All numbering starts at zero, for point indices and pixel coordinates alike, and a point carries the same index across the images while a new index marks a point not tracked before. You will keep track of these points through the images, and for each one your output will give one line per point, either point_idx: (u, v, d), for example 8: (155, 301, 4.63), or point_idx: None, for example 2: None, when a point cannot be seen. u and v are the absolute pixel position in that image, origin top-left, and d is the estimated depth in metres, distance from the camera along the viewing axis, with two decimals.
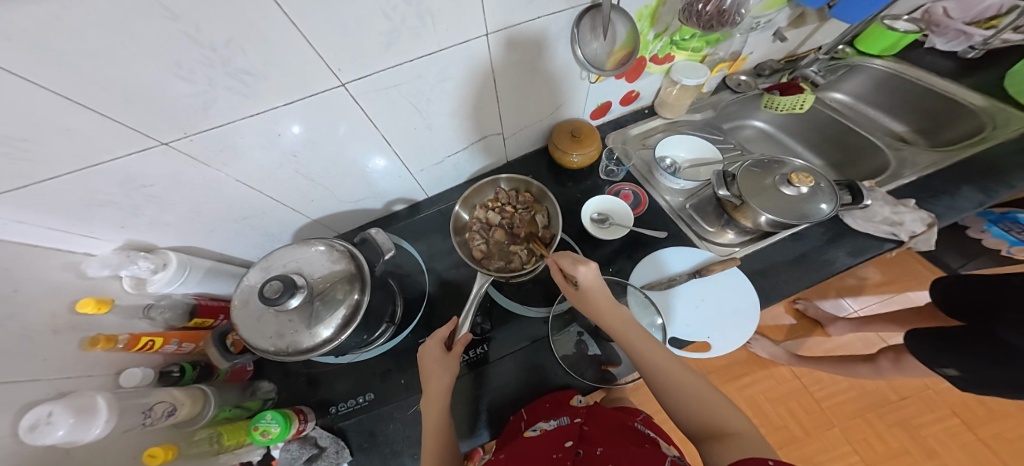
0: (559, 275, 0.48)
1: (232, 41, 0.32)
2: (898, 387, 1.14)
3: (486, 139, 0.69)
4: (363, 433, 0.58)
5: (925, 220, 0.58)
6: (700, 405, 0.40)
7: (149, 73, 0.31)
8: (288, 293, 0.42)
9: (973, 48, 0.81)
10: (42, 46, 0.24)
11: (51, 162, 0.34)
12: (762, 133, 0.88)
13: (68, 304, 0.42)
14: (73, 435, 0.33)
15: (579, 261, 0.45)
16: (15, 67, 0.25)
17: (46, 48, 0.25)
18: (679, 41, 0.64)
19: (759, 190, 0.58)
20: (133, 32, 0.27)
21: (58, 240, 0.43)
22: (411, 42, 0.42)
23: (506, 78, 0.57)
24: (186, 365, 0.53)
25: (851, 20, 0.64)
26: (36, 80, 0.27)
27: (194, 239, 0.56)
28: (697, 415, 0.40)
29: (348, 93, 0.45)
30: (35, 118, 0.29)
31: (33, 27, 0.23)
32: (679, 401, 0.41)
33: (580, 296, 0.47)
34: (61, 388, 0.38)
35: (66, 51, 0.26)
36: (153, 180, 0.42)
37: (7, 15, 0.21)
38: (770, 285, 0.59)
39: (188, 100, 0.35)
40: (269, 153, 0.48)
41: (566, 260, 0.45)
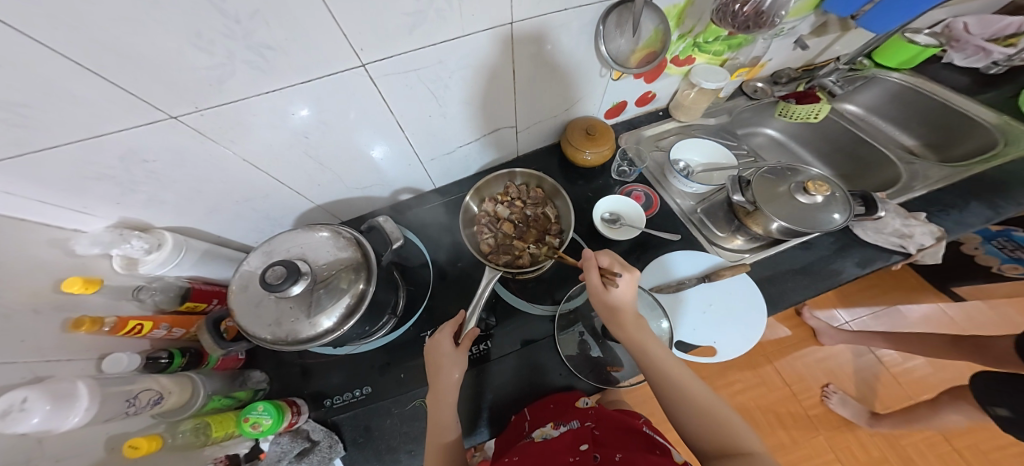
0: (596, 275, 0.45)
1: (256, 13, 0.30)
2: (883, 397, 1.18)
3: (500, 132, 0.67)
4: (358, 427, 0.56)
5: (933, 233, 0.58)
6: (713, 419, 0.40)
7: (166, 42, 0.29)
8: (292, 280, 0.40)
9: (996, 64, 0.81)
10: (57, 3, 0.22)
11: (49, 131, 0.31)
12: (773, 141, 0.88)
13: (53, 283, 0.39)
14: (49, 424, 0.31)
15: (627, 266, 0.45)
16: (29, 28, 0.23)
17: (61, 7, 0.22)
18: (702, 44, 0.63)
19: (774, 196, 0.58)
20: None
21: (50, 215, 0.40)
22: (438, 25, 0.40)
23: (525, 70, 0.55)
24: (174, 351, 0.50)
25: (876, 30, 0.64)
26: (46, 43, 0.25)
27: (191, 220, 0.53)
28: (710, 431, 0.40)
29: (367, 75, 0.43)
30: (37, 82, 0.27)
31: None
32: (690, 412, 0.41)
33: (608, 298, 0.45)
34: (38, 373, 0.35)
35: (80, 10, 0.23)
36: (156, 155, 0.40)
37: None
38: (777, 292, 0.59)
39: (204, 73, 0.33)
40: (279, 133, 0.46)
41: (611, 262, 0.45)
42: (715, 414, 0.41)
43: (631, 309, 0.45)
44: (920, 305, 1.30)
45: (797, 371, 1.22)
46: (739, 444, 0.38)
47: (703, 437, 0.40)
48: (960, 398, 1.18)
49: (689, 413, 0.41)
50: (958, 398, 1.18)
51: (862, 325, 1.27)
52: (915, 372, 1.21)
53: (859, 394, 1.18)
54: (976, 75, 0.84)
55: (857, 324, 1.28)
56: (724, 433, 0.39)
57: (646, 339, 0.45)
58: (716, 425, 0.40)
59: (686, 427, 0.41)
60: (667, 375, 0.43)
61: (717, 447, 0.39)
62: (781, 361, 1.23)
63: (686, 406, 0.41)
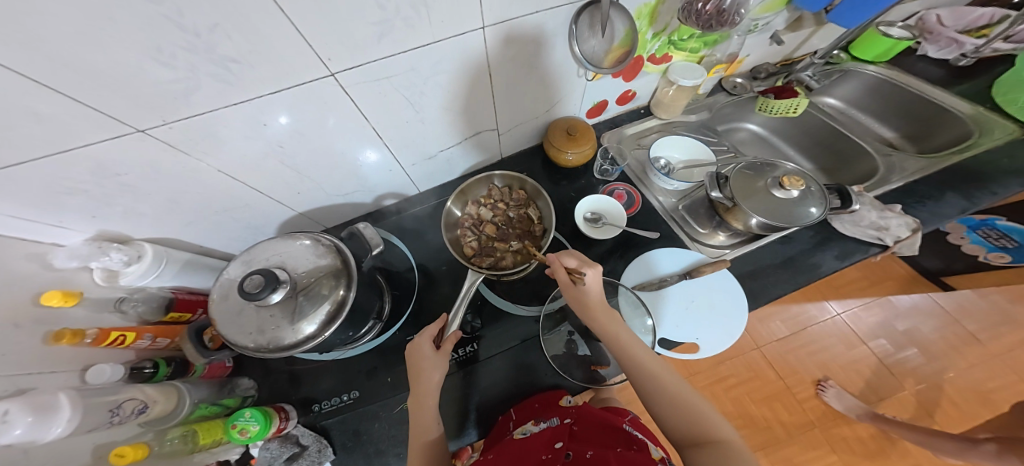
0: (563, 274, 0.47)
1: (217, 27, 0.30)
2: (877, 388, 1.19)
3: (481, 135, 0.67)
4: (347, 432, 0.57)
5: (910, 226, 0.59)
6: (690, 412, 0.41)
7: (126, 57, 0.29)
8: (270, 288, 0.41)
9: (964, 57, 0.83)
10: (9, 25, 0.23)
11: (15, 148, 0.32)
12: (755, 136, 0.89)
13: (32, 297, 0.40)
14: (32, 436, 0.32)
15: (586, 262, 0.46)
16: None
17: (13, 28, 0.23)
18: (677, 41, 0.64)
19: (752, 192, 0.58)
20: (111, 13, 0.25)
21: (27, 229, 0.40)
22: (405, 33, 0.41)
23: (501, 74, 0.56)
24: (159, 361, 0.50)
25: (848, 25, 0.65)
26: (1, 63, 0.25)
27: (171, 230, 0.53)
28: (687, 424, 0.40)
29: (339, 84, 0.43)
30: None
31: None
32: (667, 406, 0.41)
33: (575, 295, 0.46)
34: (21, 385, 0.36)
35: (33, 30, 0.24)
36: (129, 168, 0.40)
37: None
38: (758, 287, 0.60)
39: (169, 86, 0.34)
40: (254, 144, 0.46)
41: (574, 260, 0.47)
42: (693, 406, 0.41)
43: (602, 303, 0.46)
44: (909, 295, 1.31)
45: (790, 363, 1.23)
46: (715, 435, 0.39)
47: (680, 429, 0.41)
48: (952, 386, 1.19)
49: (665, 406, 0.42)
50: (951, 387, 1.19)
51: (853, 316, 1.28)
52: (908, 362, 1.22)
53: (853, 386, 1.19)
54: (946, 68, 0.86)
55: (849, 315, 1.28)
56: (701, 426, 0.40)
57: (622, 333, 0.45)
58: (694, 417, 0.40)
59: (664, 420, 0.42)
60: (642, 371, 0.44)
61: (693, 440, 0.39)
62: (775, 355, 1.24)
63: (662, 399, 0.42)
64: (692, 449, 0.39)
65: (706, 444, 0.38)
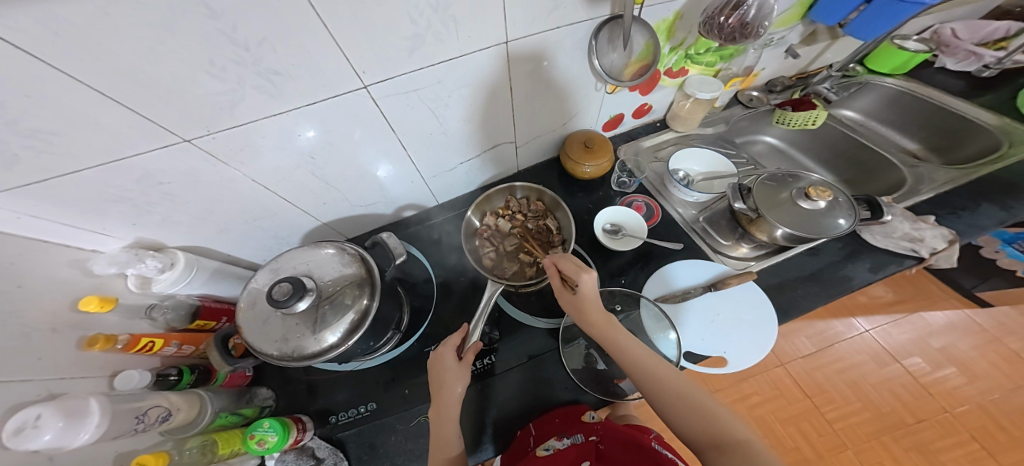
0: (557, 279, 0.49)
1: (265, 41, 0.32)
2: (915, 408, 1.11)
3: (499, 147, 0.69)
4: (363, 445, 0.55)
5: (947, 237, 0.56)
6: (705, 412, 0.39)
7: (180, 70, 0.31)
8: (297, 296, 0.42)
9: (987, 67, 0.83)
10: (86, 39, 0.25)
11: (72, 156, 0.34)
12: (773, 148, 0.88)
13: (70, 303, 0.41)
14: (60, 442, 0.32)
15: (582, 268, 0.46)
16: (54, 58, 0.25)
17: (89, 42, 0.25)
18: (694, 55, 0.65)
19: (776, 203, 0.57)
20: (171, 26, 0.27)
21: (70, 236, 0.42)
22: (437, 47, 0.43)
23: (522, 87, 0.57)
24: (184, 368, 0.50)
25: (863, 37, 0.65)
26: (70, 73, 0.27)
27: (202, 239, 0.55)
28: (703, 425, 0.38)
29: (370, 96, 0.45)
30: (60, 110, 0.29)
31: (77, 20, 0.23)
32: (677, 405, 0.40)
33: (574, 300, 0.47)
34: (53, 390, 0.37)
35: (103, 43, 0.26)
36: (171, 177, 0.42)
37: (53, 4, 0.22)
38: (787, 300, 0.58)
39: (215, 98, 0.35)
40: (286, 155, 0.48)
41: (570, 266, 0.47)
42: (703, 405, 0.39)
43: (599, 310, 0.46)
44: (942, 311, 1.25)
45: (819, 382, 1.16)
46: (736, 437, 0.36)
47: (698, 434, 0.38)
48: (999, 409, 1.10)
49: (676, 407, 0.40)
50: (997, 410, 1.10)
51: (883, 334, 1.22)
52: (947, 383, 1.14)
53: (887, 407, 1.12)
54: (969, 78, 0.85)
55: (878, 333, 1.22)
56: (719, 428, 0.37)
57: (617, 333, 0.45)
58: (709, 418, 0.38)
59: (680, 424, 0.39)
60: (640, 366, 0.43)
61: (714, 443, 0.36)
62: (800, 373, 1.18)
63: (673, 400, 0.40)
64: (712, 453, 0.36)
65: (727, 448, 0.35)
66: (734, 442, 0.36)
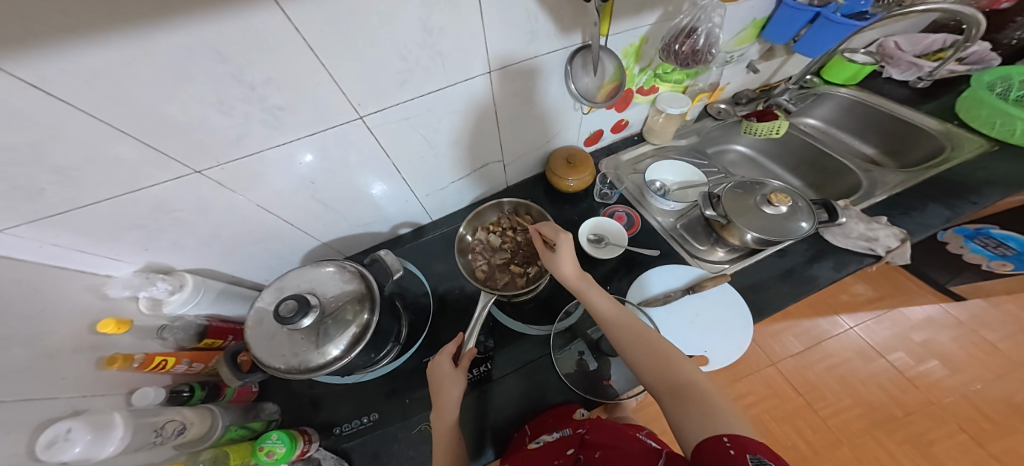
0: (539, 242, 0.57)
1: (270, 81, 0.37)
2: (903, 402, 1.14)
3: (488, 166, 0.74)
4: (366, 454, 0.58)
5: (898, 236, 0.62)
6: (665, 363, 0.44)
7: (194, 110, 0.36)
8: (303, 312, 0.46)
9: (921, 79, 0.89)
10: (113, 84, 0.30)
11: (93, 189, 0.38)
12: (744, 156, 0.94)
13: (88, 325, 0.44)
14: (88, 453, 0.35)
15: (560, 231, 0.55)
16: (85, 103, 0.30)
17: (115, 86, 0.30)
18: (661, 75, 0.72)
19: (744, 210, 0.62)
20: (189, 71, 0.32)
21: (86, 262, 0.46)
22: (424, 80, 0.48)
23: (506, 111, 0.63)
24: (195, 385, 0.53)
25: (812, 53, 0.72)
26: (98, 116, 0.32)
27: (209, 262, 0.58)
28: (662, 374, 0.43)
29: (365, 125, 0.50)
30: (85, 148, 0.33)
31: (103, 67, 0.28)
32: (641, 356, 0.45)
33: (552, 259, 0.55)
34: (77, 407, 0.40)
35: (127, 88, 0.31)
36: (181, 205, 0.46)
37: (77, 57, 0.26)
38: (760, 299, 0.62)
39: (225, 132, 0.40)
40: (288, 181, 0.52)
41: (550, 229, 0.56)
42: (664, 357, 0.44)
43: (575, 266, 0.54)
44: (921, 305, 1.30)
45: (809, 379, 1.19)
46: (689, 382, 0.41)
47: (657, 379, 0.43)
48: (983, 399, 1.14)
49: (641, 357, 0.45)
50: (981, 400, 1.14)
51: (868, 329, 1.26)
52: (931, 375, 1.18)
53: (876, 400, 1.15)
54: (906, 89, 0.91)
55: (862, 328, 1.27)
56: (675, 373, 0.42)
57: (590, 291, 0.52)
58: (668, 368, 0.43)
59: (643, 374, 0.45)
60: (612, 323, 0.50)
61: (669, 387, 0.41)
62: (791, 370, 1.21)
63: (638, 350, 0.46)
64: (666, 395, 0.41)
65: (679, 390, 0.40)
66: (686, 386, 0.40)
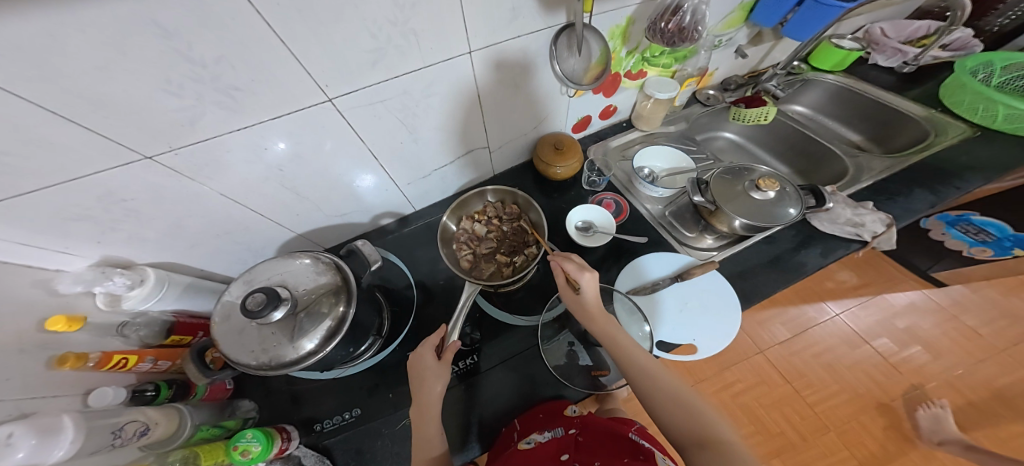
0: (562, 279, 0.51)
1: (222, 58, 0.34)
2: (887, 387, 1.17)
3: (472, 153, 0.71)
4: (349, 451, 0.56)
5: (885, 221, 0.61)
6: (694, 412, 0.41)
7: (137, 89, 0.33)
8: (272, 305, 0.43)
9: (906, 64, 0.89)
10: (39, 61, 0.26)
11: (30, 176, 0.34)
12: (733, 144, 0.93)
13: (37, 322, 0.41)
14: (35, 459, 0.32)
15: (584, 268, 0.48)
16: (6, 82, 0.27)
17: (42, 64, 0.27)
18: (650, 58, 0.70)
19: (732, 196, 0.61)
20: (127, 47, 0.29)
21: (33, 257, 0.42)
22: (397, 59, 0.45)
23: (489, 96, 0.60)
24: (161, 383, 0.50)
25: (799, 37, 0.71)
26: (25, 97, 0.28)
27: (174, 254, 0.55)
28: (689, 425, 0.41)
29: (336, 109, 0.47)
30: (15, 132, 0.30)
31: (26, 43, 0.25)
32: (668, 405, 0.43)
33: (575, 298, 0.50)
34: (25, 409, 0.36)
35: (57, 64, 0.27)
36: (135, 194, 0.43)
37: (1, 29, 0.23)
38: (747, 286, 0.61)
39: (175, 114, 0.37)
40: (255, 168, 0.49)
41: (572, 266, 0.49)
42: (691, 405, 0.42)
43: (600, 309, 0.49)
44: (904, 291, 1.32)
45: (797, 367, 1.21)
46: (718, 436, 0.39)
47: (680, 428, 0.41)
48: (964, 383, 1.17)
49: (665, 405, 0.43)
50: (960, 383, 1.17)
51: (852, 316, 1.29)
52: (914, 361, 1.21)
53: (861, 386, 1.17)
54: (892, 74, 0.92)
55: (847, 315, 1.29)
56: (701, 425, 0.40)
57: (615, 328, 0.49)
58: (697, 418, 0.41)
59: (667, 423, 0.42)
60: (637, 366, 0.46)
61: (695, 439, 0.40)
62: (779, 358, 1.23)
63: (664, 398, 0.43)
64: (692, 448, 0.39)
65: (709, 444, 0.38)
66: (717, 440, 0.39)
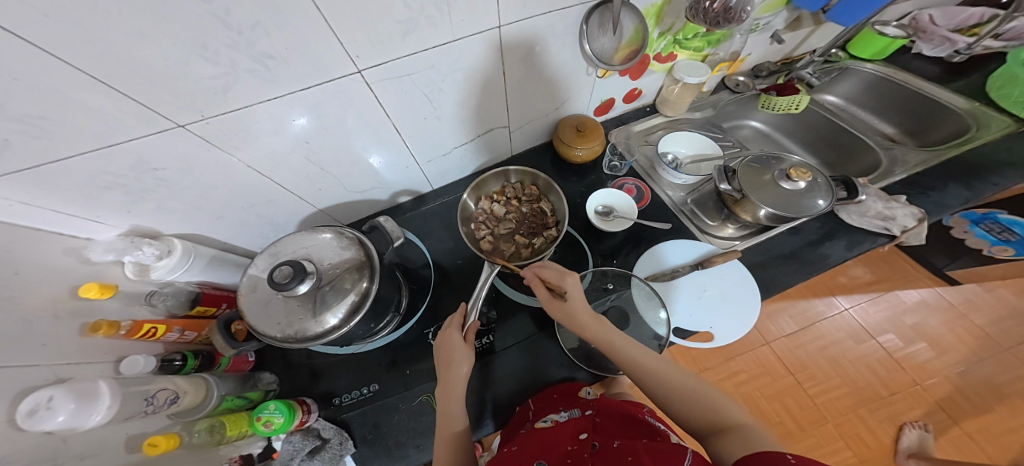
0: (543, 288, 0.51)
1: (258, 25, 0.33)
2: (889, 382, 1.18)
3: (493, 132, 0.69)
4: (367, 424, 0.57)
5: (916, 215, 0.60)
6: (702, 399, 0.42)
7: (174, 54, 0.31)
8: (298, 279, 0.42)
9: (958, 53, 0.83)
10: (80, 22, 0.25)
11: (65, 142, 0.34)
12: (758, 132, 0.91)
13: (70, 289, 0.41)
14: (73, 422, 0.33)
15: (564, 273, 0.49)
16: (51, 43, 0.26)
17: (83, 24, 0.26)
18: (682, 40, 0.67)
19: (760, 185, 0.60)
20: (165, 10, 0.28)
21: (64, 224, 0.42)
22: (428, 31, 0.43)
23: (516, 74, 0.58)
24: (188, 353, 0.50)
25: (844, 22, 0.67)
26: (63, 58, 0.27)
27: (198, 226, 0.55)
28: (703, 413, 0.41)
29: (364, 81, 0.45)
30: (52, 94, 0.29)
31: None
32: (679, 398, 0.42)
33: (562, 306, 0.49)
34: (60, 374, 0.37)
35: (97, 25, 0.26)
36: (165, 163, 0.42)
37: None
38: (769, 277, 0.61)
39: (209, 83, 0.36)
40: (281, 140, 0.48)
41: (552, 273, 0.50)
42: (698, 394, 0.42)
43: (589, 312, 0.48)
44: (916, 289, 1.32)
45: (801, 359, 1.22)
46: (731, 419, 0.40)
47: (696, 417, 0.41)
48: (965, 381, 1.18)
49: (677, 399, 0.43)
50: (963, 382, 1.18)
51: (861, 312, 1.29)
52: (918, 358, 1.21)
53: (863, 380, 1.19)
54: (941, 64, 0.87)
55: (856, 310, 1.29)
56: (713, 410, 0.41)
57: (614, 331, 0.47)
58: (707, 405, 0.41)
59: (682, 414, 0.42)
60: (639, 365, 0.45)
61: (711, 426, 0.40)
62: (784, 351, 1.24)
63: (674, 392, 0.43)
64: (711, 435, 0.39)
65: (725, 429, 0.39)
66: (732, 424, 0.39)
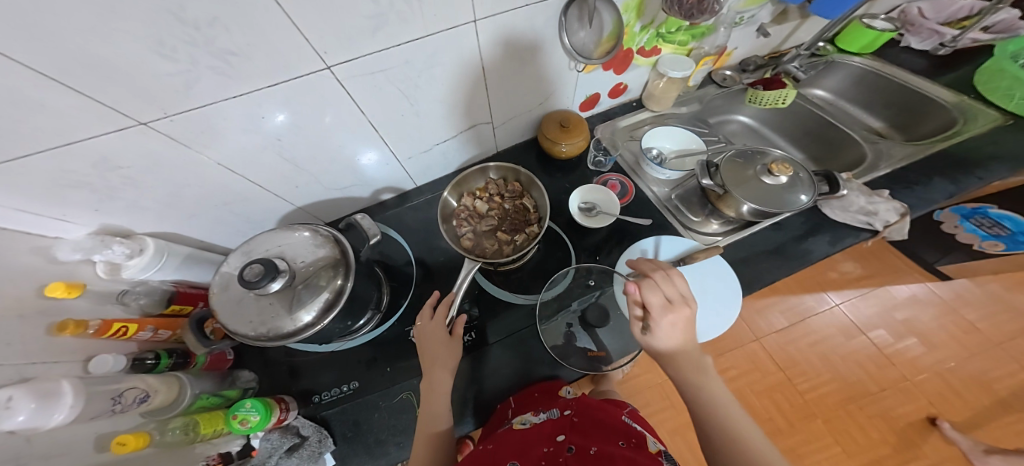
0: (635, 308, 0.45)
1: (217, 21, 0.32)
2: (879, 378, 1.18)
3: (475, 128, 0.69)
4: (346, 422, 0.57)
5: (898, 210, 0.59)
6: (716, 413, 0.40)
7: (131, 51, 0.31)
8: (270, 277, 0.42)
9: (943, 46, 0.85)
10: (26, 21, 0.25)
11: (20, 141, 0.33)
12: (746, 127, 0.90)
13: (36, 288, 0.40)
14: (35, 422, 0.32)
15: (669, 307, 0.42)
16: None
17: (31, 24, 0.25)
18: (665, 34, 0.66)
19: (743, 180, 0.59)
20: (114, 7, 0.27)
21: (30, 223, 0.41)
22: (399, 27, 0.42)
23: (496, 69, 0.57)
24: (161, 352, 0.50)
25: (830, 15, 0.66)
26: (14, 58, 0.27)
27: (172, 224, 0.54)
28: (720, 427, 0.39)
29: (335, 77, 0.45)
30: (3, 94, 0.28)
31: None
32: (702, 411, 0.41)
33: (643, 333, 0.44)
34: (25, 374, 0.36)
35: (46, 24, 0.25)
36: (131, 161, 0.41)
37: None
38: (751, 273, 0.60)
39: (172, 80, 0.35)
40: (252, 137, 0.47)
41: (657, 300, 0.43)
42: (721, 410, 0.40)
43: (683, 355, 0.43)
44: (907, 285, 1.32)
45: (791, 355, 1.22)
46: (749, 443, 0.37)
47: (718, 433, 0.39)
48: (954, 376, 1.18)
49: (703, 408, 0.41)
50: (952, 376, 1.18)
51: (852, 307, 1.29)
52: (908, 353, 1.22)
53: (852, 376, 1.19)
54: (926, 57, 0.87)
55: (847, 306, 1.29)
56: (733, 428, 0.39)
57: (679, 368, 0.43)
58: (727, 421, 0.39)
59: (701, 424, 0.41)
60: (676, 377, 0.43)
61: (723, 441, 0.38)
62: (774, 347, 1.24)
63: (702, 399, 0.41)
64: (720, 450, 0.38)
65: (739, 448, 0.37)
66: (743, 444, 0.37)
